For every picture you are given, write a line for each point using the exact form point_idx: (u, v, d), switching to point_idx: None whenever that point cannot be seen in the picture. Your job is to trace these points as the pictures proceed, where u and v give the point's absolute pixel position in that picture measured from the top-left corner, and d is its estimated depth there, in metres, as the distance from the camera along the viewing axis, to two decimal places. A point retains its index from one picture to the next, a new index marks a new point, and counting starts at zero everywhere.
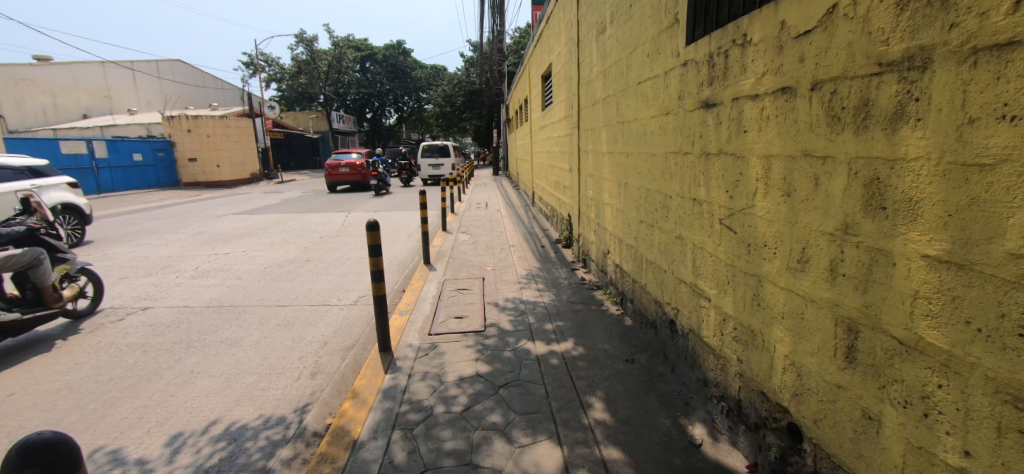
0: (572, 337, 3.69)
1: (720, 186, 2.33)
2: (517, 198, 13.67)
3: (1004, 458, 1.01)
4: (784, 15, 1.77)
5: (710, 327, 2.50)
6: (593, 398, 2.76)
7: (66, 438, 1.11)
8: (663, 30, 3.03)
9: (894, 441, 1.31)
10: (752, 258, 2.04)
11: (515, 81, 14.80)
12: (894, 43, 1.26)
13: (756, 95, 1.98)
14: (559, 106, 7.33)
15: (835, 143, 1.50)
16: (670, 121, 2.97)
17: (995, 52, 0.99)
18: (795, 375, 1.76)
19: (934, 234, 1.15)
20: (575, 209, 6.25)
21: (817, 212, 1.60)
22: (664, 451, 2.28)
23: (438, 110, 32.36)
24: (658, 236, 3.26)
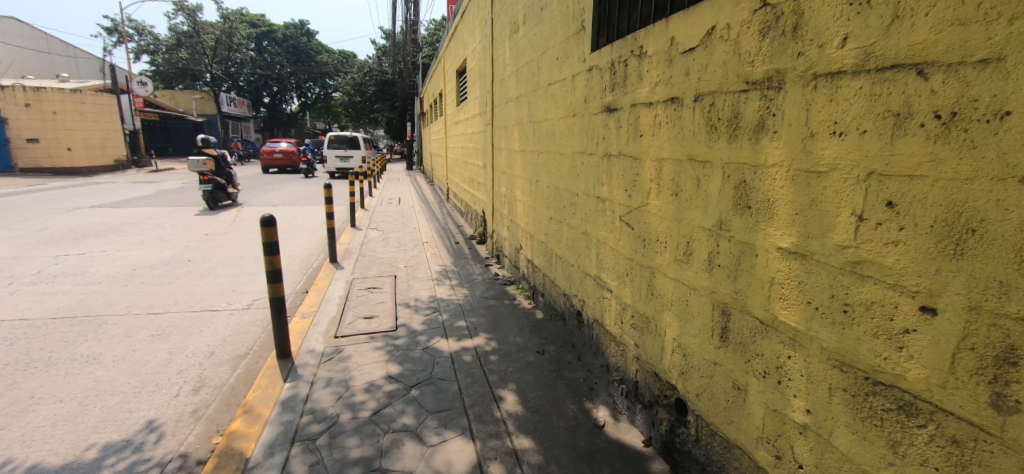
0: (485, 332, 3.75)
1: (620, 185, 2.52)
2: (432, 193, 13.41)
3: (834, 413, 1.23)
4: (673, 32, 1.96)
5: (612, 316, 2.69)
6: (505, 391, 2.83)
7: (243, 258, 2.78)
8: (571, 35, 3.18)
9: (756, 406, 1.53)
10: (647, 252, 2.23)
11: (429, 74, 14.48)
12: (757, 65, 1.47)
13: (650, 103, 2.17)
14: (473, 102, 7.32)
15: (713, 149, 1.70)
16: (576, 122, 3.13)
17: (829, 79, 1.20)
18: (681, 356, 1.97)
19: (785, 229, 1.36)
20: (489, 205, 6.30)
21: (698, 211, 1.80)
22: (571, 435, 2.42)
23: (345, 99, 30.56)
24: (565, 232, 3.42)
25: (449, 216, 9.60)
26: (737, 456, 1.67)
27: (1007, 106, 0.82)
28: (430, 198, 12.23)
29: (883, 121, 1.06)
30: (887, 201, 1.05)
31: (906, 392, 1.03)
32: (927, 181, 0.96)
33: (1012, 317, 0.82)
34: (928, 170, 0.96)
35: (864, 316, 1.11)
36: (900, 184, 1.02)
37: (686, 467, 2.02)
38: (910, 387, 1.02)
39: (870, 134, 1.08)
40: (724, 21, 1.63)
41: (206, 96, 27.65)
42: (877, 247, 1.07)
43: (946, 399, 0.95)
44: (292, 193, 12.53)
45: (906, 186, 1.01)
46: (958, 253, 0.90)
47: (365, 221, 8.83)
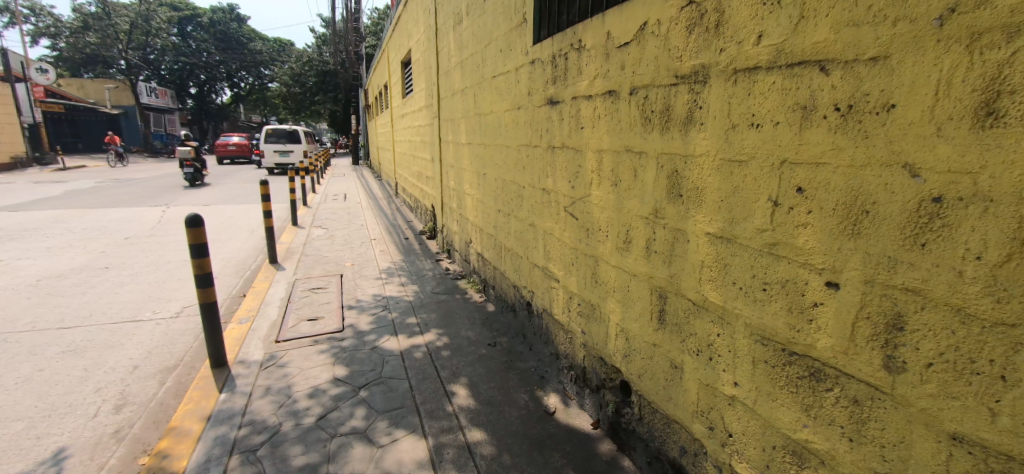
0: (436, 327, 3.72)
1: (564, 177, 2.57)
2: (379, 188, 13.03)
3: (757, 383, 1.33)
4: (609, 27, 2.01)
5: (560, 305, 2.75)
6: (456, 386, 2.82)
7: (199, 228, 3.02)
8: (513, 28, 3.18)
9: (691, 382, 1.63)
10: (590, 241, 2.30)
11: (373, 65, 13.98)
12: (685, 60, 1.55)
13: (589, 95, 2.22)
14: (419, 95, 7.16)
15: (648, 140, 1.77)
16: (521, 115, 3.15)
17: (747, 75, 1.29)
18: (624, 339, 2.06)
19: (713, 216, 1.44)
20: (438, 199, 6.22)
21: (635, 200, 1.88)
22: (523, 423, 2.46)
23: (282, 90, 28.90)
24: (513, 224, 3.45)
25: (398, 211, 9.39)
26: (676, 430, 1.77)
27: (892, 100, 0.92)
28: (377, 194, 11.88)
29: (793, 113, 1.14)
30: (797, 187, 1.14)
31: (816, 360, 1.13)
32: (830, 168, 1.06)
33: (899, 287, 0.93)
34: (830, 158, 1.06)
35: (780, 293, 1.21)
36: (808, 171, 1.11)
37: (631, 445, 2.12)
38: (818, 356, 1.13)
39: (783, 125, 1.17)
40: (655, 17, 1.70)
41: (121, 86, 25.17)
42: (789, 229, 1.17)
43: (848, 365, 1.05)
44: (226, 191, 11.75)
45: (813, 174, 1.10)
46: (856, 232, 1.00)
47: (308, 219, 8.43)
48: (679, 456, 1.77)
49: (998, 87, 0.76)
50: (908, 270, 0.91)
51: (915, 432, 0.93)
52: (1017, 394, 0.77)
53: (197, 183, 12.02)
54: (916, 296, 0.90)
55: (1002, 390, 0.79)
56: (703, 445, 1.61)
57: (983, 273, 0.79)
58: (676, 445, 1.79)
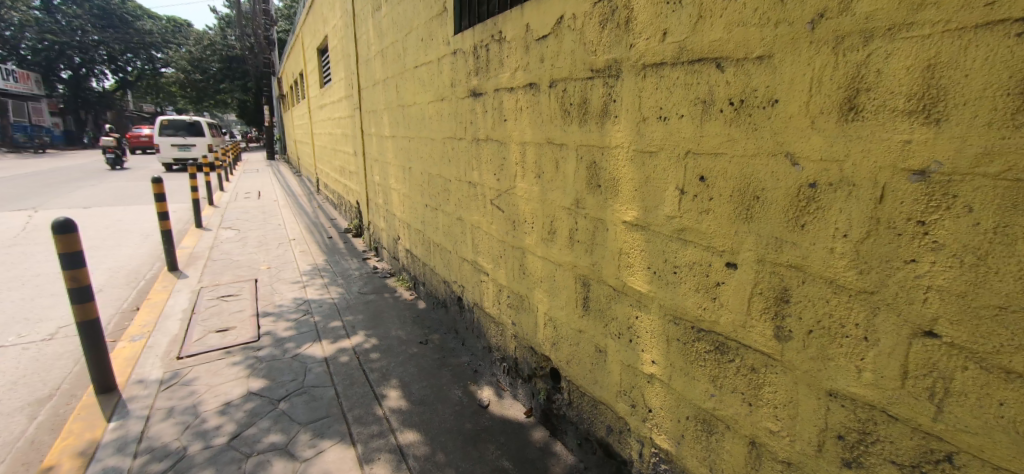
0: (363, 329, 3.56)
1: (489, 169, 2.56)
2: (297, 185, 12.19)
3: (671, 360, 1.41)
4: (528, 19, 2.02)
5: (490, 298, 2.76)
6: (386, 388, 2.73)
7: (71, 229, 2.65)
8: (434, 17, 3.11)
9: (615, 365, 1.70)
10: (516, 233, 2.32)
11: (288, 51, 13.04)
12: (599, 54, 1.60)
13: (511, 88, 2.23)
14: (339, 84, 6.78)
15: (567, 133, 1.81)
16: (445, 107, 3.09)
17: (654, 70, 1.36)
18: (552, 328, 2.11)
19: (629, 205, 1.51)
20: (363, 194, 5.95)
21: (557, 191, 1.92)
22: (457, 419, 2.44)
23: (178, 77, 26.03)
24: (441, 219, 3.39)
25: (320, 208, 8.86)
26: (602, 411, 1.85)
27: (775, 96, 1.02)
28: (296, 190, 11.13)
29: (695, 107, 1.22)
30: (700, 176, 1.23)
31: (720, 335, 1.23)
32: (726, 158, 1.15)
33: (785, 265, 1.03)
34: (727, 148, 1.14)
35: (688, 275, 1.30)
36: (708, 160, 1.20)
37: (563, 429, 2.19)
38: (721, 331, 1.23)
39: (686, 119, 1.25)
40: (570, 11, 1.73)
41: None
42: (694, 215, 1.26)
43: (746, 337, 1.16)
44: (112, 191, 10.37)
45: (711, 164, 1.19)
46: (749, 217, 1.10)
47: (215, 220, 7.68)
48: (606, 435, 1.85)
49: (857, 85, 0.87)
50: (792, 249, 1.02)
51: (800, 393, 1.05)
52: (876, 351, 0.89)
53: (118, 167, 14.21)
54: (798, 272, 1.01)
55: (865, 349, 0.91)
56: (627, 423, 1.70)
57: (849, 248, 0.91)
58: (603, 425, 1.86)
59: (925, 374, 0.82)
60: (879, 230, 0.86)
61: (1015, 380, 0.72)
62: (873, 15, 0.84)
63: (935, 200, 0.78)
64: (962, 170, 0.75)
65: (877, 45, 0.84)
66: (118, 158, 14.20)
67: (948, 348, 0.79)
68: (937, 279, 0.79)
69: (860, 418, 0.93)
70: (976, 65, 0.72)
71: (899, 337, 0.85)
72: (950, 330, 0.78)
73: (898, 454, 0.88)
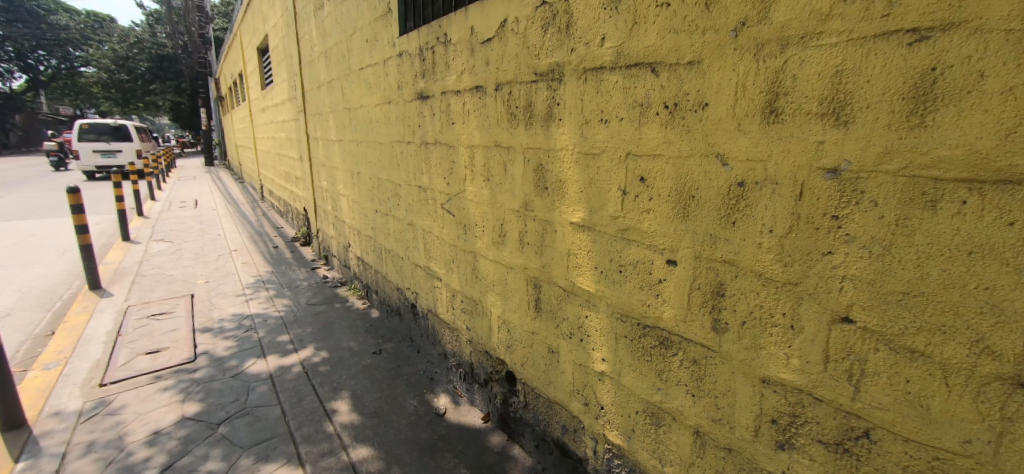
0: (312, 342, 3.41)
1: (438, 173, 2.53)
2: (239, 192, 11.52)
3: (620, 357, 1.45)
4: (472, 22, 2.02)
5: (444, 304, 2.72)
6: (337, 402, 2.62)
7: None
8: (378, 17, 3.03)
9: (567, 365, 1.72)
10: (468, 237, 2.30)
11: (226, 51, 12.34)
12: (542, 58, 1.61)
13: (457, 91, 2.21)
14: (281, 86, 6.48)
15: (514, 136, 1.82)
16: (392, 110, 3.02)
17: (594, 74, 1.39)
18: (505, 330, 2.10)
19: (575, 206, 1.53)
20: (310, 201, 5.70)
21: (507, 193, 1.92)
22: (413, 429, 2.39)
23: (100, 77, 24.02)
24: (391, 225, 3.31)
25: (264, 216, 8.41)
26: (557, 411, 1.86)
27: (705, 99, 1.07)
28: (238, 198, 10.53)
29: (633, 110, 1.26)
30: (640, 177, 1.26)
31: (663, 329, 1.27)
32: (663, 159, 1.19)
33: (719, 260, 1.08)
34: (663, 150, 1.18)
35: (633, 273, 1.33)
36: (647, 162, 1.23)
37: (520, 432, 2.19)
38: (665, 326, 1.26)
39: (625, 121, 1.29)
40: (513, 15, 1.74)
41: None
42: (636, 215, 1.29)
43: (687, 331, 1.20)
44: (22, 203, 9.34)
45: (650, 165, 1.23)
46: (685, 215, 1.14)
47: (145, 232, 7.09)
48: (562, 434, 1.87)
49: (777, 90, 0.93)
50: (725, 245, 1.07)
51: (737, 381, 1.10)
52: (802, 338, 0.95)
53: (62, 169, 15.13)
54: (731, 267, 1.06)
55: (792, 336, 0.97)
56: (581, 422, 1.72)
57: (775, 243, 0.97)
58: (558, 425, 1.88)
59: (844, 358, 0.89)
60: (800, 225, 0.92)
61: (918, 358, 0.79)
62: (788, 25, 0.90)
63: (846, 196, 0.84)
64: (867, 167, 0.81)
65: (792, 52, 0.90)
66: (63, 160, 15.30)
67: (862, 332, 0.85)
68: (850, 269, 0.85)
69: (790, 402, 0.99)
70: (876, 72, 0.79)
71: (821, 324, 0.91)
72: (864, 315, 0.85)
73: (824, 433, 0.94)
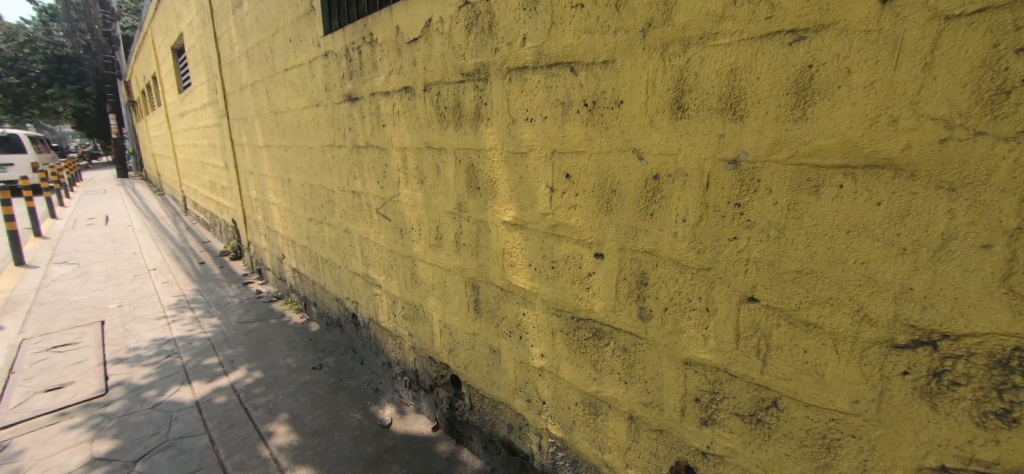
0: (244, 362, 3.18)
1: (371, 177, 2.45)
2: (158, 205, 10.57)
3: (557, 351, 1.47)
4: (397, 21, 1.97)
5: (385, 312, 2.64)
6: (273, 424, 2.47)
7: None
8: (301, 16, 2.89)
9: (508, 363, 1.72)
10: (405, 242, 2.25)
11: (137, 52, 11.28)
12: (467, 58, 1.61)
13: (386, 92, 2.15)
14: (200, 89, 6.01)
15: (445, 137, 1.80)
16: (321, 113, 2.89)
17: (517, 73, 1.40)
18: (448, 335, 2.08)
19: (507, 205, 1.54)
20: (239, 212, 5.33)
21: (440, 196, 1.90)
22: (356, 444, 2.30)
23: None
24: (327, 233, 3.17)
25: (187, 230, 7.76)
26: (502, 410, 1.86)
27: (620, 97, 1.11)
28: (156, 211, 9.65)
29: (556, 108, 1.29)
30: (566, 174, 1.29)
31: (596, 321, 1.30)
32: (586, 156, 1.22)
33: (640, 251, 1.13)
34: (585, 146, 1.21)
35: (565, 268, 1.36)
36: (571, 159, 1.26)
37: (468, 435, 2.17)
38: (598, 317, 1.30)
39: (549, 120, 1.31)
40: (437, 14, 1.72)
41: None
42: (564, 211, 1.32)
43: (616, 320, 1.24)
44: None
45: (574, 162, 1.26)
46: (608, 209, 1.18)
47: (43, 253, 6.31)
48: (508, 433, 1.87)
49: (681, 87, 0.99)
50: (646, 236, 1.11)
51: (663, 365, 1.15)
52: (715, 319, 1.01)
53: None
54: (652, 256, 1.11)
55: (708, 318, 1.03)
56: (525, 419, 1.73)
57: (687, 231, 1.02)
58: (504, 424, 1.88)
59: (752, 335, 0.96)
60: (708, 214, 0.98)
61: (813, 329, 0.87)
62: (688, 26, 0.95)
63: (745, 185, 0.91)
64: (761, 157, 0.88)
65: (693, 51, 0.95)
66: None
67: (766, 309, 0.92)
68: (752, 253, 0.92)
69: (710, 381, 1.05)
70: (764, 70, 0.85)
71: (731, 305, 0.98)
72: (766, 294, 0.92)
73: (740, 406, 1.01)
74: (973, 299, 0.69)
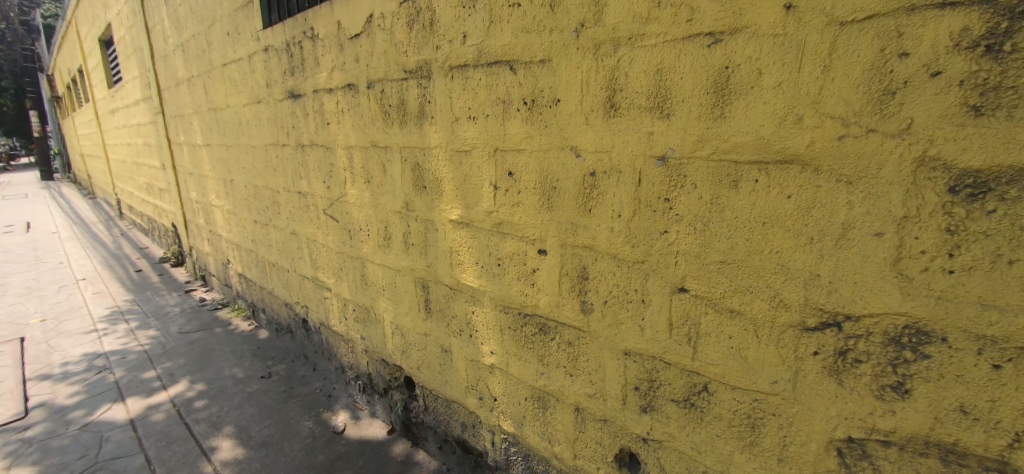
0: (185, 375, 3.00)
1: (317, 176, 2.37)
2: (89, 209, 9.78)
3: (506, 347, 1.48)
4: (338, 16, 1.91)
5: (336, 315, 2.56)
6: (217, 439, 2.35)
7: None
8: (238, 8, 2.74)
9: (460, 362, 1.72)
10: (353, 242, 2.19)
11: (60, 43, 10.37)
12: (410, 55, 1.58)
13: (330, 89, 2.08)
14: (132, 85, 5.60)
15: (389, 135, 1.77)
16: (262, 110, 2.76)
17: (459, 71, 1.39)
18: (400, 336, 2.05)
19: (453, 203, 1.53)
20: (178, 215, 5.02)
21: (387, 195, 1.86)
22: (307, 453, 2.22)
23: None
24: (273, 235, 3.04)
25: (122, 236, 7.22)
26: (455, 409, 1.86)
27: (557, 96, 1.13)
28: (86, 216, 8.92)
29: (497, 107, 1.29)
30: (509, 172, 1.30)
31: (541, 317, 1.32)
32: (527, 154, 1.23)
33: (581, 246, 1.15)
34: (526, 144, 1.23)
35: (510, 265, 1.37)
36: (513, 157, 1.27)
37: (423, 436, 2.15)
38: (544, 312, 1.31)
39: (490, 118, 1.31)
40: (378, 10, 1.68)
41: None
42: (508, 208, 1.33)
43: (560, 315, 1.27)
44: None
45: (516, 160, 1.27)
46: (550, 205, 1.20)
47: None
48: (462, 432, 1.87)
49: (613, 86, 1.01)
50: (586, 232, 1.14)
51: (605, 357, 1.18)
52: (650, 310, 1.05)
53: None
54: (591, 251, 1.14)
55: (644, 309, 1.06)
56: (478, 417, 1.73)
57: (623, 226, 1.06)
58: (458, 423, 1.88)
59: (683, 324, 1.00)
60: (641, 209, 1.01)
61: (735, 316, 0.92)
62: (617, 27, 0.98)
63: (673, 180, 0.95)
64: (685, 154, 0.92)
65: (623, 52, 0.98)
66: None
67: (695, 299, 0.97)
68: (681, 245, 0.96)
69: (647, 369, 1.10)
70: (686, 70, 0.89)
71: (664, 296, 1.02)
72: (695, 285, 0.96)
73: (675, 392, 1.06)
74: (870, 282, 0.75)
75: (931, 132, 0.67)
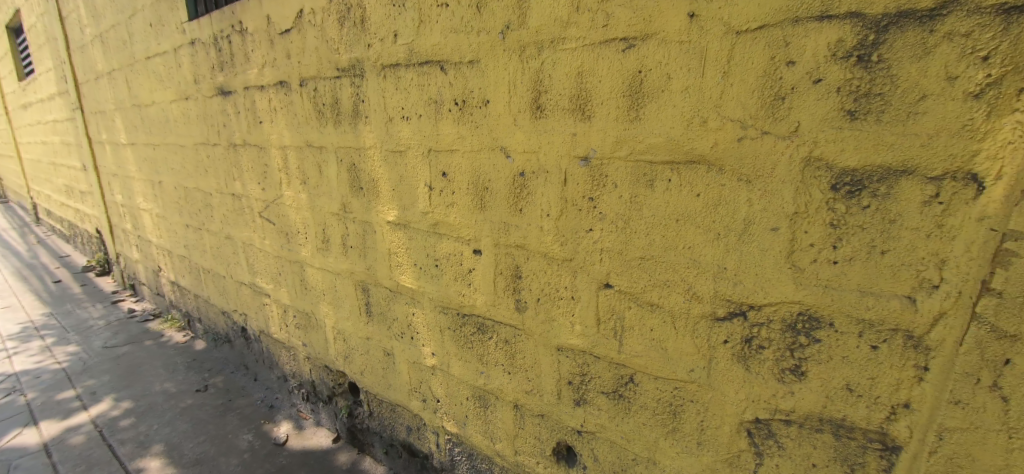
0: (108, 393, 2.78)
1: (251, 177, 2.26)
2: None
3: (447, 348, 1.47)
4: (268, 10, 1.82)
5: (276, 322, 2.45)
6: (144, 459, 2.19)
7: None
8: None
9: (403, 365, 1.69)
10: (291, 246, 2.11)
11: None
12: (342, 52, 1.53)
13: (261, 86, 1.99)
14: (45, 78, 5.09)
15: (324, 134, 1.71)
16: (190, 107, 2.59)
17: (391, 70, 1.37)
18: (342, 341, 1.99)
19: (390, 204, 1.50)
20: (102, 220, 4.62)
21: (324, 197, 1.80)
22: (246, 468, 2.12)
23: None
24: (206, 240, 2.86)
25: (38, 244, 6.57)
26: (400, 413, 1.83)
27: (486, 96, 1.13)
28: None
29: (429, 107, 1.28)
30: (443, 172, 1.29)
31: (479, 316, 1.33)
32: (459, 154, 1.23)
33: (513, 245, 1.17)
34: (458, 144, 1.22)
35: (447, 265, 1.37)
36: (446, 157, 1.27)
37: (369, 442, 2.10)
38: (481, 312, 1.32)
39: (423, 118, 1.30)
40: (308, 5, 1.62)
41: None
42: (443, 209, 1.32)
43: (497, 314, 1.28)
44: None
45: (449, 160, 1.26)
46: (483, 205, 1.21)
47: None
48: (407, 435, 1.84)
49: (538, 88, 1.03)
50: (517, 231, 1.15)
51: (540, 353, 1.20)
52: (579, 306, 1.08)
53: None
54: (523, 250, 1.15)
55: (574, 305, 1.09)
56: (422, 419, 1.72)
57: (551, 225, 1.08)
58: (403, 426, 1.85)
59: (609, 319, 1.04)
60: (567, 208, 1.04)
61: (655, 309, 0.97)
62: (541, 30, 1.00)
63: (595, 180, 0.98)
64: (606, 155, 0.96)
65: (547, 54, 1.00)
66: None
67: (619, 294, 1.01)
68: (604, 242, 1.00)
69: (579, 364, 1.13)
70: (604, 74, 0.92)
71: (591, 292, 1.05)
72: (618, 280, 1.00)
73: (604, 385, 1.10)
74: (768, 274, 0.81)
75: (816, 134, 0.73)
